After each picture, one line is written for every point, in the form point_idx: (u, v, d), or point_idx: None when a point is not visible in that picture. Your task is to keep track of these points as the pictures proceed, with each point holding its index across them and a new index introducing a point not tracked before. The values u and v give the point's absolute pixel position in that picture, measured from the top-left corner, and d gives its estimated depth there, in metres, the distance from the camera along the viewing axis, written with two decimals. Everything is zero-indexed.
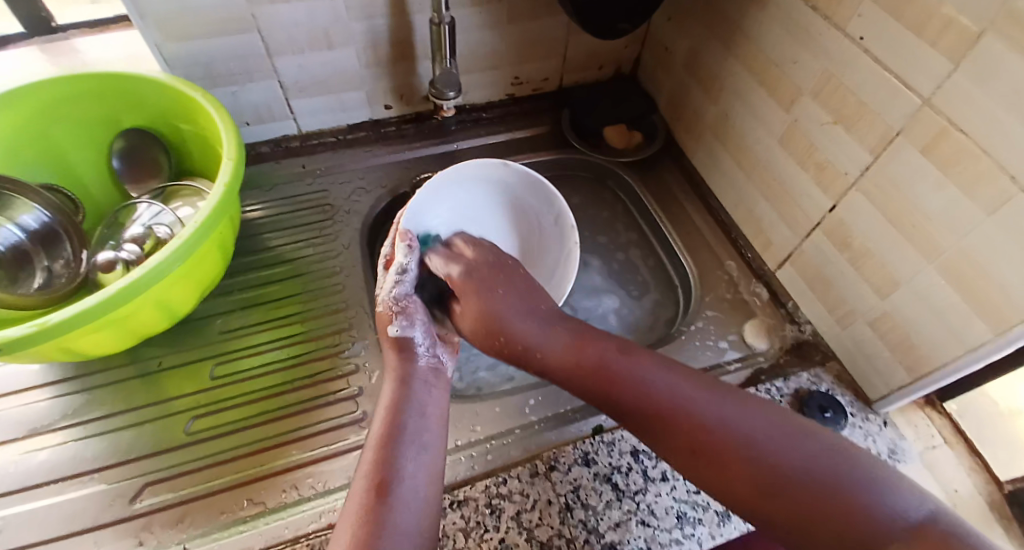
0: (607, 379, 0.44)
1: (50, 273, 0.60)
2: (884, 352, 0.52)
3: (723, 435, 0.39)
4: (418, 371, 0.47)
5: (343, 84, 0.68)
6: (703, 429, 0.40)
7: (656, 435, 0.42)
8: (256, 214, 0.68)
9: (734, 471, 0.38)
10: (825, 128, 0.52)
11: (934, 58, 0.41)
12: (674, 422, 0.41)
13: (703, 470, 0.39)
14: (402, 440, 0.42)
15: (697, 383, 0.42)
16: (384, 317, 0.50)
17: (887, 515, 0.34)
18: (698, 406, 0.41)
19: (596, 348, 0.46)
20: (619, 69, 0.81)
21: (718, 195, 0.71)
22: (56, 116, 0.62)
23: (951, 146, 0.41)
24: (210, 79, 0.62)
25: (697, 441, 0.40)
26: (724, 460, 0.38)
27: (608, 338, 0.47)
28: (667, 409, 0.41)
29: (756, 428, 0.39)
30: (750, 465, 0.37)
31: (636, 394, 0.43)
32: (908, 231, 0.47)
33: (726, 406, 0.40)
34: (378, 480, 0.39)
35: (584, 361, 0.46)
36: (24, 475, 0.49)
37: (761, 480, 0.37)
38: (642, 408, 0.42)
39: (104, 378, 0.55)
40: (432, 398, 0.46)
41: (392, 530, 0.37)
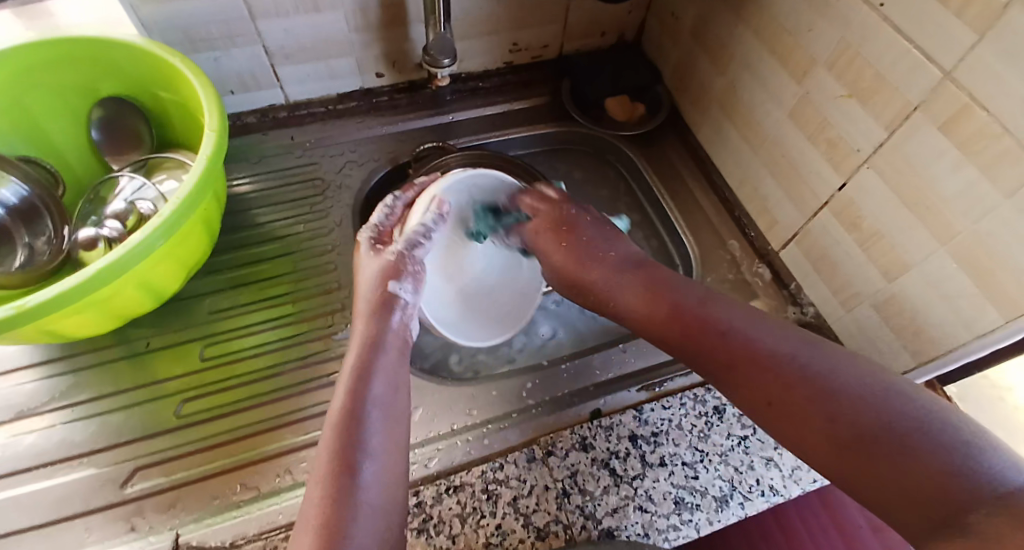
0: (684, 324, 0.45)
1: (31, 250, 0.58)
2: (888, 337, 0.51)
3: (801, 378, 0.38)
4: (389, 338, 0.45)
5: (332, 49, 0.65)
6: (778, 374, 0.39)
7: (728, 381, 0.42)
8: (244, 188, 0.66)
9: (806, 417, 0.36)
10: (839, 102, 0.50)
11: (958, 29, 0.38)
12: (751, 369, 0.40)
13: (776, 422, 0.38)
14: (368, 412, 0.39)
15: (783, 331, 0.41)
16: (391, 270, 0.48)
17: (973, 470, 0.30)
18: (783, 352, 0.40)
19: (678, 300, 0.46)
20: (623, 36, 0.77)
21: (722, 170, 0.68)
22: (29, 85, 0.59)
23: (973, 125, 0.39)
24: (189, 43, 0.59)
25: (773, 391, 0.38)
26: (793, 402, 0.37)
27: (696, 290, 0.47)
28: (746, 353, 0.41)
29: (836, 377, 0.37)
30: (824, 415, 0.36)
31: (710, 339, 0.43)
32: (921, 213, 0.45)
33: (812, 353, 0.39)
34: (343, 453, 0.37)
35: (664, 315, 0.47)
36: (12, 459, 0.48)
37: (839, 430, 0.35)
38: (717, 352, 0.42)
39: (90, 360, 0.53)
40: (400, 368, 0.44)
41: (360, 506, 0.35)
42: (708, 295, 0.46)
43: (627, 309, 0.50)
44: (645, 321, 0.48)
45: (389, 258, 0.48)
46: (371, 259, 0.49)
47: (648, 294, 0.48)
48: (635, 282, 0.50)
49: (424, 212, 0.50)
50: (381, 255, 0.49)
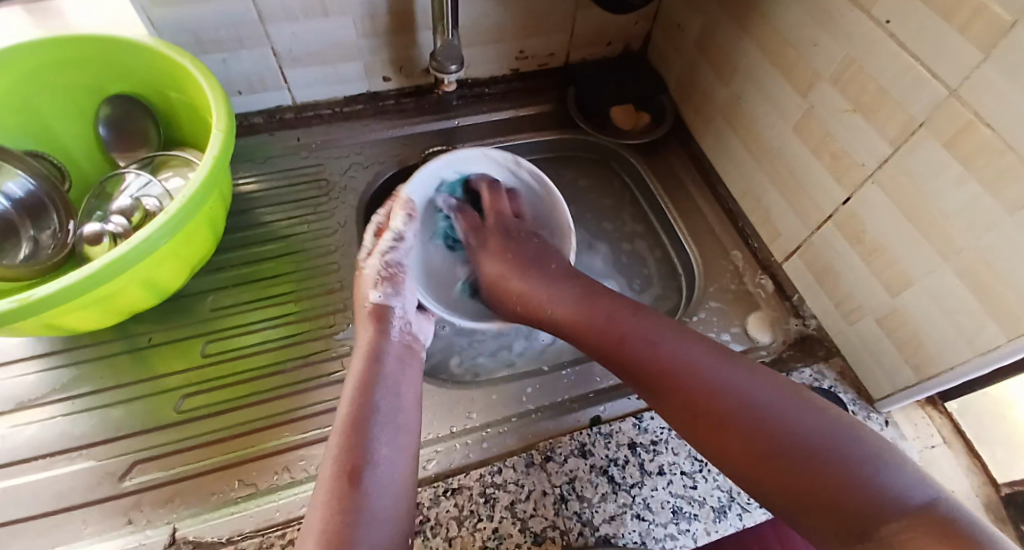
0: (619, 341, 0.46)
1: (36, 244, 0.58)
2: (890, 351, 0.51)
3: (728, 399, 0.40)
4: (390, 348, 0.45)
5: (340, 54, 0.65)
6: (702, 391, 0.41)
7: (657, 395, 0.43)
8: (250, 187, 0.66)
9: (735, 438, 0.39)
10: (843, 116, 0.50)
11: (963, 47, 0.39)
12: (680, 383, 0.42)
13: (706, 439, 0.41)
14: (372, 422, 0.40)
15: (705, 347, 0.44)
16: (373, 281, 0.49)
17: (883, 486, 0.35)
18: (713, 374, 0.42)
19: (619, 321, 0.47)
20: (628, 47, 0.78)
21: (725, 181, 0.69)
22: (39, 82, 0.59)
23: (975, 141, 0.40)
24: (199, 44, 0.60)
25: (701, 406, 0.41)
26: (729, 426, 0.40)
27: (622, 302, 0.48)
28: (674, 369, 0.43)
29: (759, 397, 0.40)
30: (753, 433, 0.39)
31: (644, 354, 0.44)
32: (925, 228, 0.45)
33: (736, 372, 0.42)
34: (348, 465, 0.37)
35: (606, 329, 0.47)
36: (11, 450, 0.48)
37: (764, 444, 0.38)
38: (648, 367, 0.44)
39: (92, 354, 0.53)
40: (404, 376, 0.44)
41: (366, 517, 0.35)
42: (622, 302, 0.49)
43: (566, 314, 0.49)
44: (577, 329, 0.48)
45: (373, 271, 0.49)
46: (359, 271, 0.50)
47: (574, 299, 0.50)
48: (574, 286, 0.51)
49: (395, 218, 0.52)
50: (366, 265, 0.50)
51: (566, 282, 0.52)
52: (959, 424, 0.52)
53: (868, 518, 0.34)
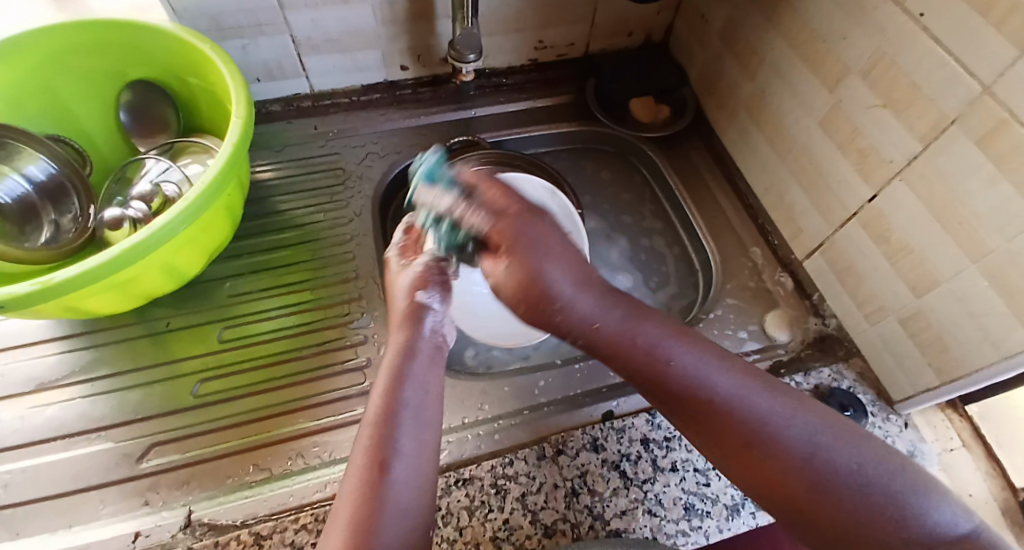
0: (650, 367, 0.39)
1: (58, 227, 0.59)
2: (913, 352, 0.50)
3: (782, 439, 0.35)
4: (422, 344, 0.44)
5: (359, 41, 0.65)
6: (746, 430, 0.35)
7: (691, 427, 0.38)
8: (266, 175, 0.67)
9: (779, 479, 0.34)
10: (872, 112, 0.49)
11: (998, 43, 0.38)
12: (725, 422, 0.36)
13: (747, 474, 0.36)
14: (400, 416, 0.39)
15: (745, 374, 0.38)
16: (420, 281, 0.47)
17: (921, 526, 0.32)
18: (754, 407, 0.36)
19: (647, 333, 0.40)
20: (649, 38, 0.77)
21: (745, 175, 0.68)
22: (65, 65, 0.60)
23: (1009, 140, 0.38)
24: (219, 30, 0.60)
25: (749, 442, 0.35)
26: (773, 461, 0.34)
27: (660, 319, 0.41)
28: (716, 402, 0.36)
29: (807, 433, 0.35)
30: (801, 479, 0.34)
31: (682, 384, 0.37)
32: (953, 229, 0.44)
33: (777, 403, 0.36)
34: (375, 457, 0.37)
35: (630, 350, 0.40)
36: (31, 430, 0.49)
37: (805, 488, 0.33)
38: (683, 397, 0.38)
39: (111, 337, 0.54)
40: (434, 372, 0.43)
41: (389, 510, 0.35)
42: (637, 310, 0.41)
43: (526, 286, 0.41)
44: (542, 308, 0.41)
45: (416, 271, 0.47)
46: (400, 272, 0.48)
47: (513, 268, 0.41)
48: (575, 276, 0.42)
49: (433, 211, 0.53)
50: (410, 268, 0.48)
51: (520, 251, 0.42)
52: (980, 428, 0.51)
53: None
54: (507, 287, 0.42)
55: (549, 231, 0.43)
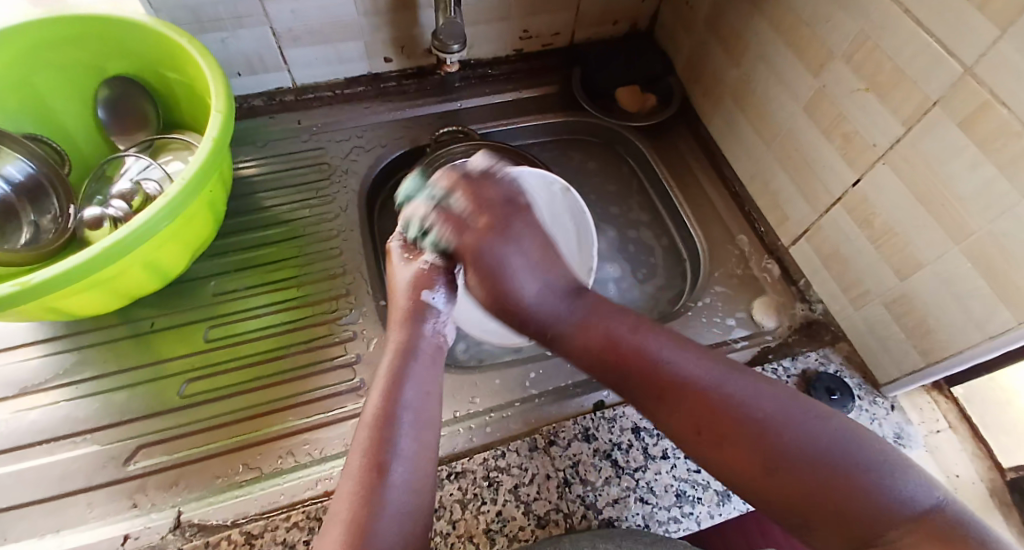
0: (614, 357, 0.41)
1: (37, 228, 0.58)
2: (899, 335, 0.51)
3: (739, 413, 0.36)
4: (424, 344, 0.44)
5: (341, 33, 0.64)
6: (706, 407, 0.37)
7: (654, 408, 0.39)
8: (250, 170, 0.66)
9: (738, 456, 0.35)
10: (856, 96, 0.49)
11: (980, 25, 0.38)
12: (684, 401, 0.38)
13: (711, 453, 0.37)
14: (399, 417, 0.39)
15: (705, 358, 0.39)
16: (425, 279, 0.47)
17: (887, 495, 0.32)
18: (709, 387, 0.38)
19: (610, 326, 0.42)
20: (635, 26, 0.76)
21: (732, 163, 0.68)
22: (39, 62, 0.58)
23: (992, 121, 0.39)
24: (198, 23, 0.58)
25: (706, 421, 0.37)
26: (729, 437, 0.36)
27: (625, 314, 0.43)
28: (675, 383, 0.39)
29: (765, 407, 0.36)
30: (757, 453, 0.35)
31: (645, 369, 0.40)
32: (937, 212, 0.44)
33: (736, 382, 0.37)
34: (374, 457, 0.37)
35: (594, 343, 0.42)
36: (15, 435, 0.49)
37: (763, 463, 0.34)
38: (647, 381, 0.40)
39: (97, 338, 0.53)
40: (432, 374, 0.43)
41: (387, 511, 0.35)
42: (601, 305, 0.44)
43: (490, 295, 0.45)
44: (508, 313, 0.45)
45: (420, 268, 0.48)
46: (402, 268, 0.49)
47: (480, 275, 0.45)
48: (540, 275, 0.45)
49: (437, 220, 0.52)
50: (414, 265, 0.48)
51: (484, 256, 0.44)
52: (964, 409, 0.51)
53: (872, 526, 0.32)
54: (478, 294, 0.46)
55: (514, 229, 0.45)
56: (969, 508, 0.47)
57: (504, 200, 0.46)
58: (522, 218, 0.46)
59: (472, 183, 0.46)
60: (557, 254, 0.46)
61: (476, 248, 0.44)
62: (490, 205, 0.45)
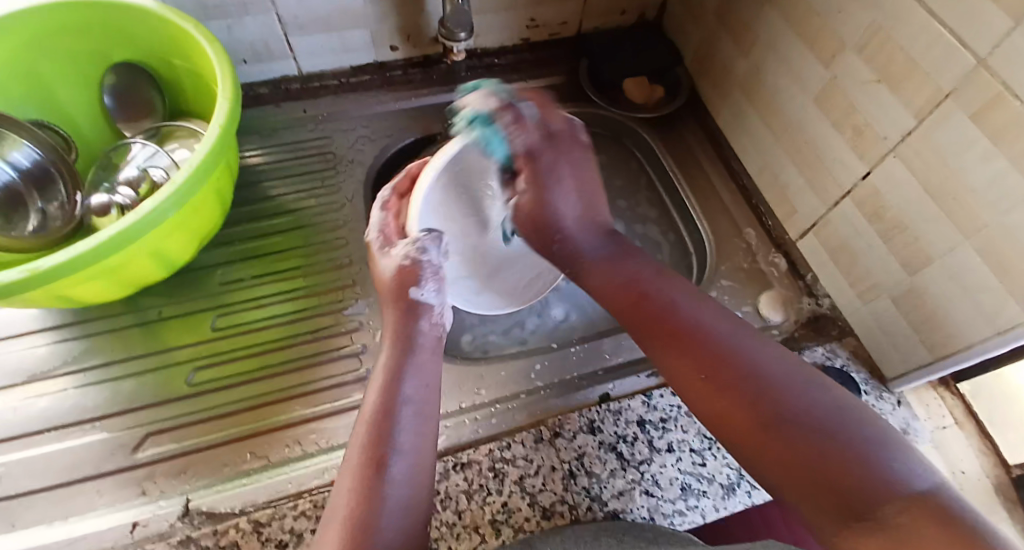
0: (637, 298, 0.44)
1: (44, 216, 0.58)
2: (906, 330, 0.50)
3: (738, 360, 0.38)
4: (422, 338, 0.45)
5: (347, 20, 0.63)
6: (711, 349, 0.39)
7: (657, 347, 0.42)
8: (256, 160, 0.66)
9: (734, 403, 0.36)
10: (868, 88, 0.48)
11: (995, 15, 0.37)
12: (687, 342, 0.40)
13: (703, 398, 0.38)
14: (400, 411, 0.39)
15: (717, 312, 0.42)
16: (410, 274, 0.46)
17: (883, 470, 0.31)
18: (716, 328, 0.40)
19: (635, 269, 0.47)
20: (644, 15, 0.75)
21: (740, 155, 0.67)
22: (45, 47, 0.58)
23: (1006, 115, 0.38)
24: (203, 10, 0.58)
25: (708, 365, 0.38)
26: (728, 381, 0.37)
27: (647, 262, 0.47)
28: (682, 326, 0.41)
29: (767, 363, 0.37)
30: (754, 401, 0.36)
31: (659, 309, 0.43)
32: (949, 206, 0.44)
33: (741, 337, 0.39)
34: (373, 451, 0.37)
35: (617, 282, 0.47)
36: (25, 421, 0.49)
37: (761, 415, 0.35)
38: (657, 323, 0.42)
39: (103, 326, 0.54)
40: (432, 366, 0.44)
41: (387, 503, 0.35)
42: (629, 253, 0.49)
43: (536, 205, 0.51)
44: (546, 230, 0.51)
45: (401, 263, 0.47)
46: (382, 261, 0.48)
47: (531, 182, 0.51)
48: (579, 202, 0.51)
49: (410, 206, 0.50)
50: (394, 258, 0.48)
51: (541, 173, 0.51)
52: (971, 405, 0.51)
53: (860, 497, 0.31)
54: (523, 207, 0.52)
55: (563, 156, 0.52)
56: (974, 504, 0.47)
57: (551, 139, 0.51)
58: (568, 155, 0.52)
59: (518, 119, 0.50)
60: (600, 198, 0.53)
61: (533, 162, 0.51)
62: (535, 142, 0.51)
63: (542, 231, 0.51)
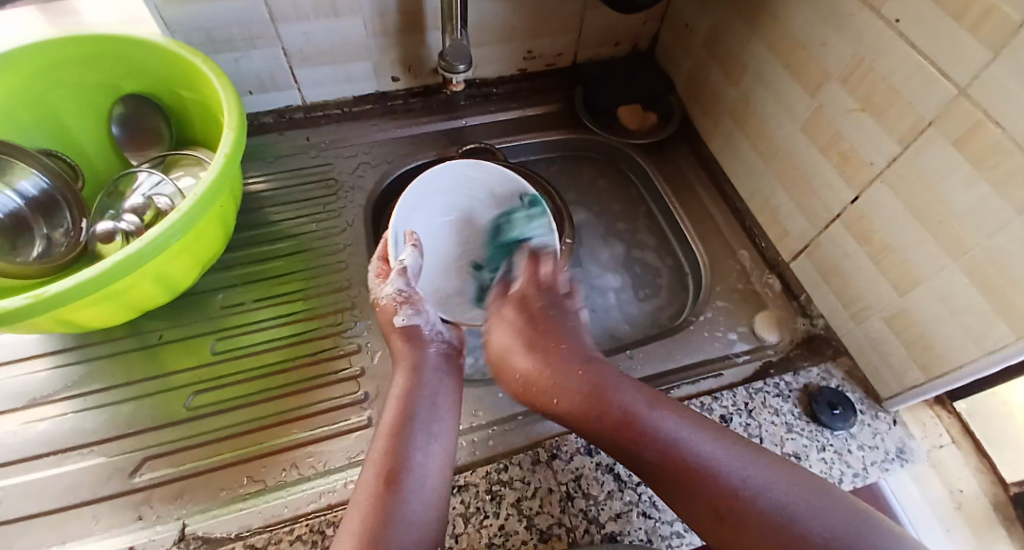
0: (629, 434, 0.43)
1: (49, 241, 0.59)
2: (899, 350, 0.51)
3: (763, 512, 0.37)
4: (428, 358, 0.47)
5: (350, 53, 0.66)
6: (733, 494, 0.38)
7: (678, 496, 0.40)
8: (258, 186, 0.67)
9: (750, 541, 0.37)
10: (852, 116, 0.50)
11: (972, 47, 0.39)
12: (702, 487, 0.39)
13: (728, 540, 0.38)
14: (410, 429, 0.42)
15: (724, 439, 0.42)
16: (392, 307, 0.49)
17: None
18: (728, 467, 0.40)
19: (625, 402, 0.44)
20: (636, 46, 0.78)
21: (733, 181, 0.69)
22: (58, 80, 0.60)
23: (985, 141, 0.40)
24: (212, 45, 0.60)
25: (721, 502, 0.38)
26: (747, 523, 0.37)
27: (633, 390, 0.45)
28: (692, 467, 0.40)
29: (785, 498, 0.38)
30: (782, 541, 0.36)
31: (661, 450, 0.41)
32: (935, 228, 0.45)
33: (749, 466, 0.40)
34: (386, 469, 0.39)
35: (606, 419, 0.44)
36: (22, 446, 0.49)
37: (777, 547, 0.36)
38: (664, 466, 0.41)
39: (105, 350, 0.54)
40: (441, 385, 0.46)
41: (401, 520, 0.37)
42: (610, 377, 0.47)
43: (508, 340, 0.52)
44: (507, 363, 0.51)
45: (391, 298, 0.49)
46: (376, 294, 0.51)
47: (515, 328, 0.52)
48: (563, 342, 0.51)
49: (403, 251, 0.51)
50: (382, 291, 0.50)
51: (536, 321, 0.52)
52: (967, 425, 0.52)
53: None
54: (496, 340, 0.52)
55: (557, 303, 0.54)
56: (972, 526, 0.48)
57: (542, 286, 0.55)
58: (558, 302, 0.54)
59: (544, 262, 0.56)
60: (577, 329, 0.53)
61: (536, 316, 0.53)
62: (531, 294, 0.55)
63: (509, 359, 0.51)
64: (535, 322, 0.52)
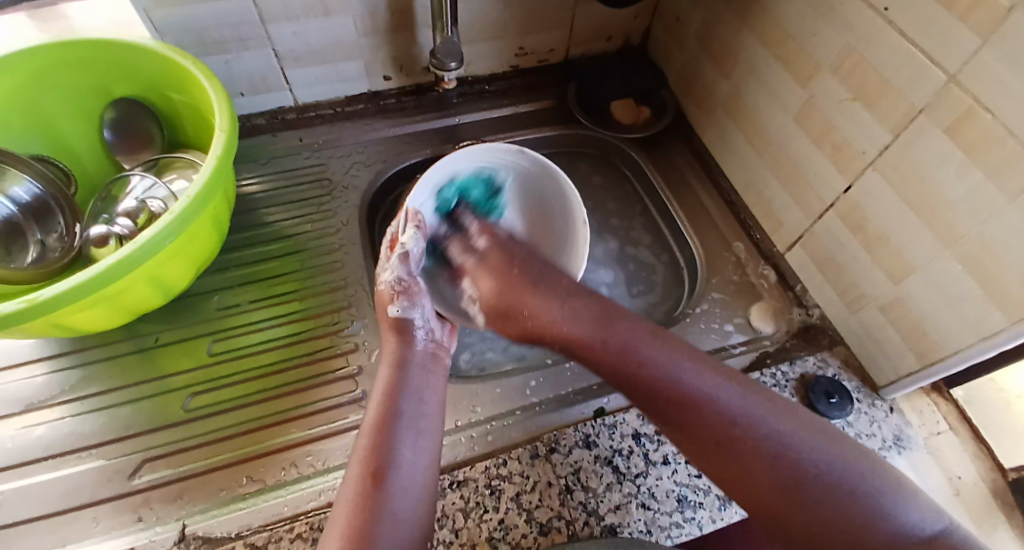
0: (630, 368, 0.43)
1: (43, 246, 0.59)
2: (895, 339, 0.51)
3: (757, 440, 0.39)
4: (413, 353, 0.47)
5: (341, 53, 0.66)
6: (727, 424, 0.40)
7: (674, 427, 0.42)
8: (253, 187, 0.67)
9: (751, 475, 0.38)
10: (844, 105, 0.50)
11: (962, 34, 0.39)
12: (698, 418, 0.40)
13: (717, 468, 0.40)
14: (396, 424, 0.42)
15: (722, 374, 0.42)
16: (388, 296, 0.48)
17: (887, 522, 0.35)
18: (724, 400, 0.40)
19: (625, 335, 0.44)
20: (629, 40, 0.78)
21: (727, 174, 0.69)
22: (49, 84, 0.60)
23: (976, 128, 0.40)
24: (202, 46, 0.60)
25: (725, 436, 0.39)
26: (742, 451, 0.39)
27: (636, 324, 0.45)
28: (688, 397, 0.41)
29: (776, 430, 0.39)
30: (770, 470, 0.38)
31: (660, 382, 0.42)
32: (929, 216, 0.45)
33: (755, 404, 0.40)
34: (372, 468, 0.39)
35: (607, 352, 0.44)
36: (21, 450, 0.49)
37: (779, 484, 0.37)
38: (663, 396, 0.42)
39: (101, 354, 0.54)
40: (426, 380, 0.46)
41: (388, 518, 0.37)
42: (612, 313, 0.46)
43: (499, 291, 0.49)
44: (504, 310, 0.49)
45: (387, 287, 0.48)
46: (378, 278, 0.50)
47: (499, 271, 0.50)
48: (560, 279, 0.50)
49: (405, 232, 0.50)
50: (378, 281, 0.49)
51: (525, 262, 0.51)
52: (965, 413, 0.52)
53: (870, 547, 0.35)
54: (484, 292, 0.50)
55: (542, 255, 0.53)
56: (972, 511, 0.47)
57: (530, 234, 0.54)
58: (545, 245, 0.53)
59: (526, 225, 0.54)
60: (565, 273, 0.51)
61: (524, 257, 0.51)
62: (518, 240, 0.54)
63: (503, 304, 0.49)
64: (525, 266, 0.50)
